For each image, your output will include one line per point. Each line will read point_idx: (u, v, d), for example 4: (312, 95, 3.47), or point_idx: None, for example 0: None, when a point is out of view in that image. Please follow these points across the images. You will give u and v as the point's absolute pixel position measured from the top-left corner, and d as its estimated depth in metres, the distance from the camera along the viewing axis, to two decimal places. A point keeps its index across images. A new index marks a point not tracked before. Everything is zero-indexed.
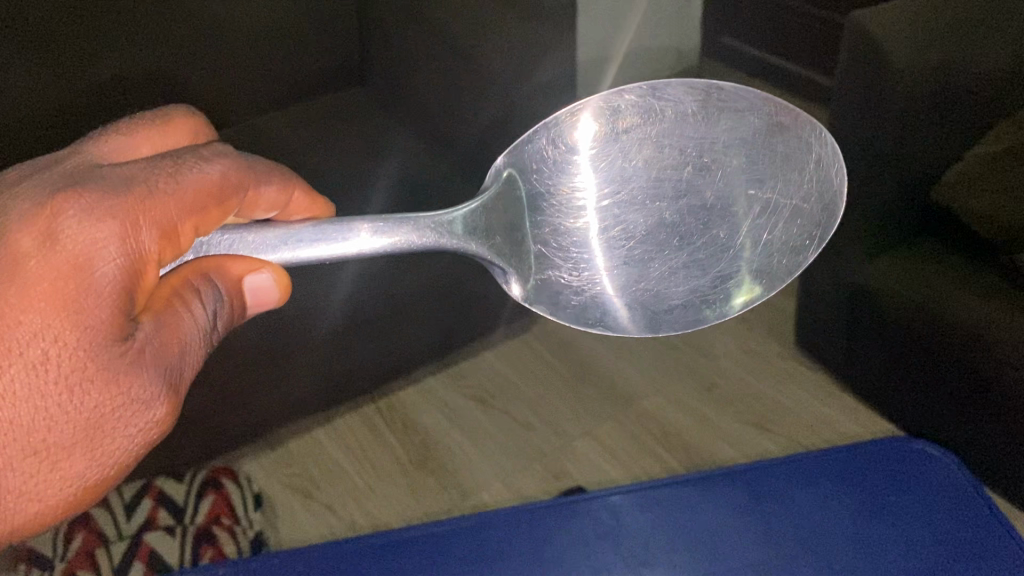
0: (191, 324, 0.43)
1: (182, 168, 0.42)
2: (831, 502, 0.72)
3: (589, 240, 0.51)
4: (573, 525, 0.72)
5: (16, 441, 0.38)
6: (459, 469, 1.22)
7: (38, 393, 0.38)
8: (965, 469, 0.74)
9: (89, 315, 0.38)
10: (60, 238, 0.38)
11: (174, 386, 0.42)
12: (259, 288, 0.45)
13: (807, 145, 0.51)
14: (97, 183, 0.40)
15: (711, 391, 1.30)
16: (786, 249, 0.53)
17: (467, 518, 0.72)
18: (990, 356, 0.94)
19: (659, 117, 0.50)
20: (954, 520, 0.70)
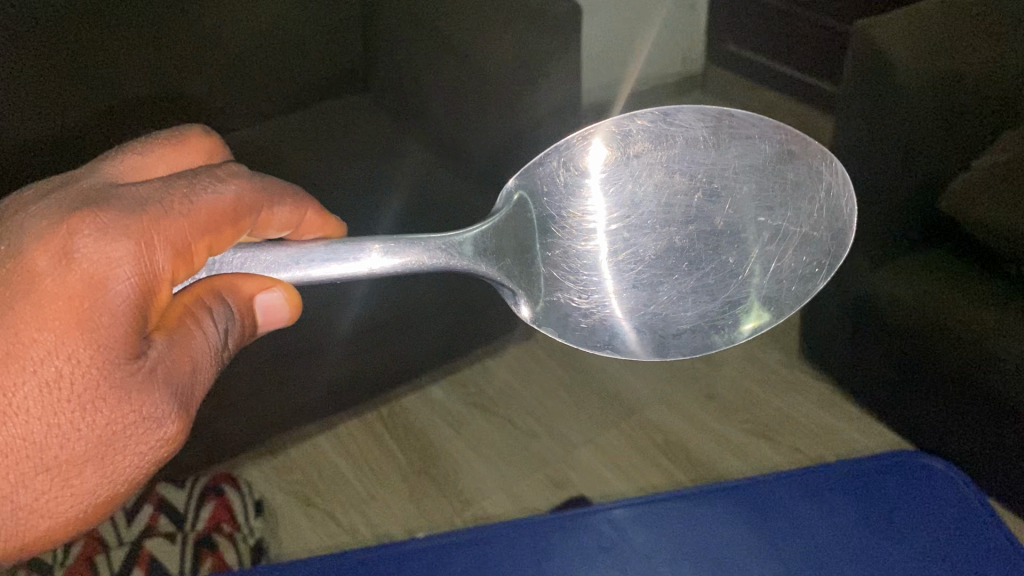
0: (202, 342, 0.43)
1: (195, 189, 0.43)
2: (836, 516, 0.72)
3: (598, 262, 0.52)
4: (575, 539, 0.72)
5: (29, 458, 0.39)
6: (462, 477, 1.22)
7: (52, 412, 0.38)
8: (977, 490, 0.73)
9: (102, 334, 0.38)
10: (76, 257, 0.38)
11: (186, 404, 0.42)
12: (269, 307, 0.45)
13: (817, 173, 0.52)
14: (114, 203, 0.40)
15: (714, 401, 1.30)
16: (795, 277, 0.54)
17: (469, 532, 0.72)
18: (997, 369, 0.94)
19: (670, 143, 0.51)
20: (964, 540, 0.70)
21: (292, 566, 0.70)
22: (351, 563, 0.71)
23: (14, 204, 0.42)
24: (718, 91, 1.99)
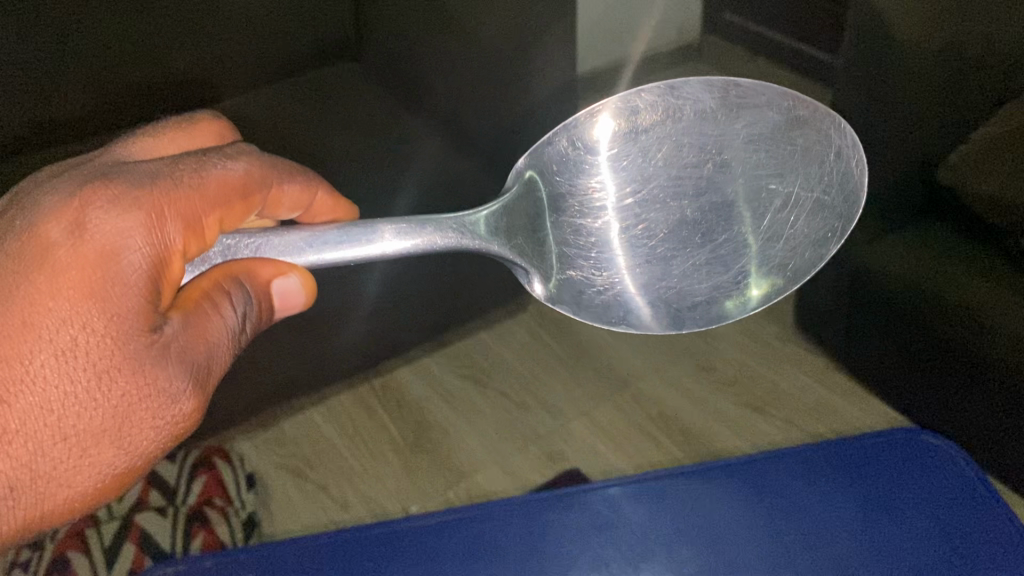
0: (219, 327, 0.44)
1: (204, 166, 0.45)
2: (836, 494, 0.69)
3: (612, 237, 0.53)
4: (571, 518, 0.70)
5: (46, 427, 0.39)
6: (456, 450, 1.21)
7: (69, 379, 0.39)
8: (978, 469, 0.70)
9: (115, 303, 0.40)
10: (89, 230, 0.40)
11: (201, 381, 0.43)
12: (287, 293, 0.46)
13: (827, 137, 0.53)
14: (125, 176, 0.42)
15: (709, 373, 1.29)
16: (806, 241, 0.55)
17: (462, 510, 0.70)
18: (992, 344, 0.94)
19: (678, 116, 0.52)
20: (967, 520, 0.67)
21: (289, 544, 0.68)
22: (348, 541, 0.69)
23: (30, 185, 0.43)
24: (716, 61, 1.97)
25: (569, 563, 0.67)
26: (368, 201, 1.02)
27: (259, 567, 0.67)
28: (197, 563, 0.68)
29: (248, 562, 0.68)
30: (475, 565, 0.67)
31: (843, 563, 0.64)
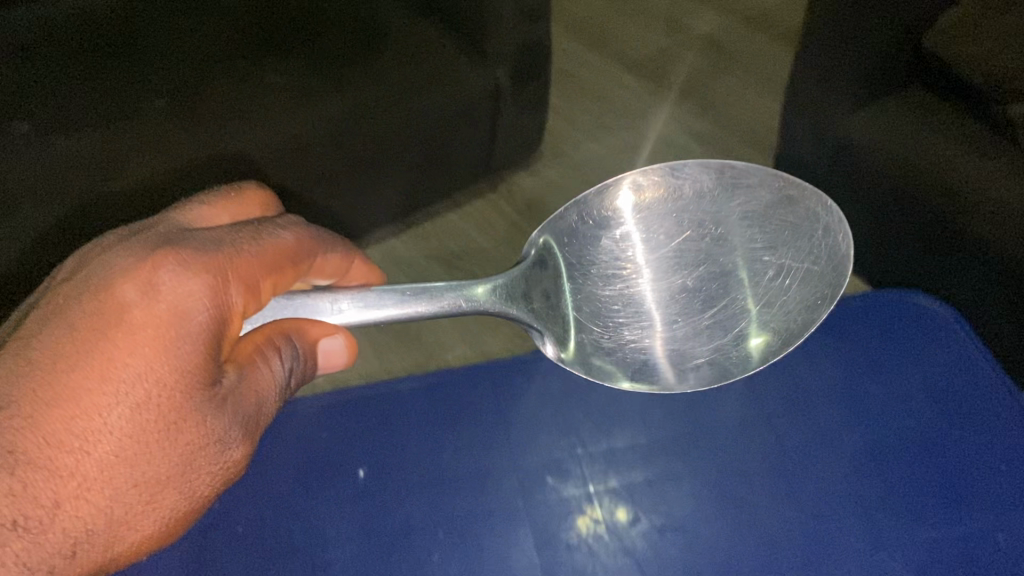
0: (268, 382, 0.40)
1: (256, 232, 0.41)
2: (822, 363, 0.59)
3: (621, 297, 0.53)
4: (545, 384, 0.59)
5: (119, 477, 0.35)
6: None
7: (144, 433, 0.35)
8: (966, 322, 0.59)
9: (185, 355, 0.35)
10: (161, 288, 0.35)
11: (253, 432, 0.39)
12: (330, 354, 0.43)
13: (814, 214, 0.53)
14: (187, 244, 0.38)
15: None
16: (801, 307, 0.54)
17: (428, 376, 0.59)
18: (981, 223, 0.82)
19: (678, 195, 0.54)
20: (950, 381, 0.57)
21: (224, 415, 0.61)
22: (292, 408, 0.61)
23: (94, 250, 0.38)
24: None
25: (537, 427, 0.57)
26: (322, 82, 0.95)
27: None
28: None
29: None
30: (438, 432, 0.57)
31: (827, 430, 0.56)
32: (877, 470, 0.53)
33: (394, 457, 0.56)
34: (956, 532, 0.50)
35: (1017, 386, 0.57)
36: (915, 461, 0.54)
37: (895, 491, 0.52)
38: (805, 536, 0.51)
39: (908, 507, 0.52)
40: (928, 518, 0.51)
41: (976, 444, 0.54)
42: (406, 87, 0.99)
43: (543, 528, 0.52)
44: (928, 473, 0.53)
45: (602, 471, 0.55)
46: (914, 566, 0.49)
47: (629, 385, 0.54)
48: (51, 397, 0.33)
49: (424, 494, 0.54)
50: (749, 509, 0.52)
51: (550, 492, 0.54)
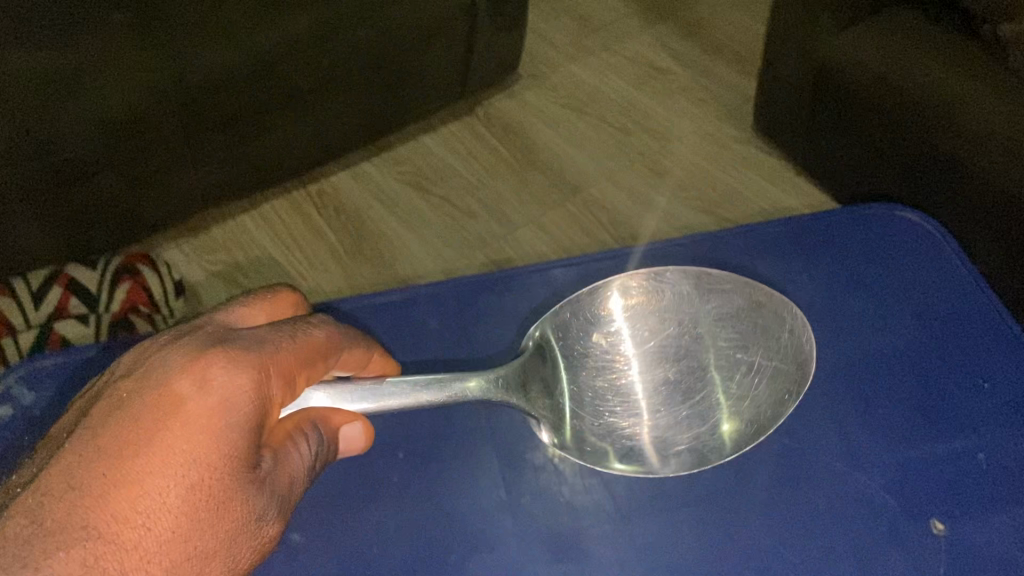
0: (297, 470, 0.36)
1: (294, 328, 0.37)
2: (803, 277, 0.55)
3: (603, 398, 0.47)
4: (509, 303, 0.54)
5: (169, 558, 0.30)
6: (390, 253, 1.04)
7: (200, 514, 0.31)
8: (951, 237, 0.56)
9: (235, 436, 0.32)
10: (210, 379, 0.32)
11: (286, 515, 0.35)
12: (351, 440, 0.40)
13: (780, 318, 0.47)
14: (232, 341, 0.34)
15: (662, 178, 1.10)
16: (770, 403, 0.47)
17: (388, 294, 0.54)
18: (959, 139, 0.77)
19: (659, 299, 0.48)
20: (936, 295, 0.53)
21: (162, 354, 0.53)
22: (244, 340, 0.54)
23: (136, 353, 0.35)
24: None
25: (503, 344, 0.52)
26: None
27: None
28: (75, 354, 0.53)
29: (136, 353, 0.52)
30: (399, 349, 0.52)
31: None
32: (857, 384, 0.50)
33: None
34: (936, 450, 0.47)
35: (990, 287, 0.54)
36: (898, 377, 0.50)
37: (877, 409, 0.49)
38: (784, 453, 0.47)
39: (889, 425, 0.48)
40: (911, 436, 0.48)
41: (961, 358, 0.51)
42: (377, 12, 0.95)
43: (507, 447, 0.48)
44: (912, 390, 0.50)
45: None
46: (891, 484, 0.46)
47: (620, 470, 0.46)
48: (112, 484, 0.29)
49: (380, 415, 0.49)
50: None
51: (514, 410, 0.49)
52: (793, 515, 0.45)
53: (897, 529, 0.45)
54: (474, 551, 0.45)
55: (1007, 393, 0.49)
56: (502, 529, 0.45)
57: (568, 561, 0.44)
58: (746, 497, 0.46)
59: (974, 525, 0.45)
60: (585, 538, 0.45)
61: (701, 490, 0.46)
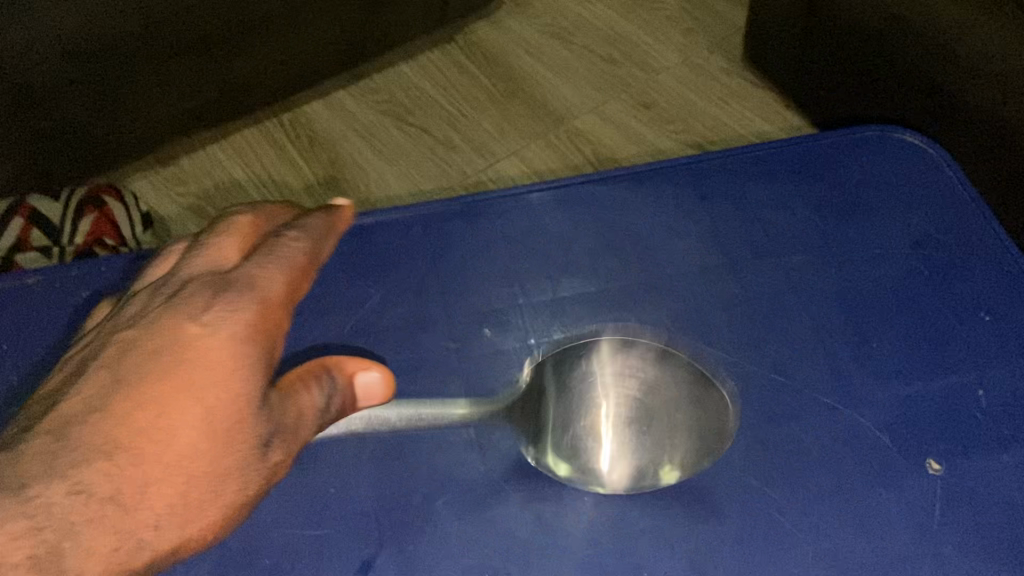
0: (306, 418, 0.32)
1: (270, 246, 0.33)
2: (797, 207, 0.51)
3: (576, 426, 0.44)
4: (481, 229, 0.50)
5: (176, 489, 0.28)
6: (365, 186, 0.92)
7: (212, 455, 0.29)
8: (954, 163, 0.53)
9: (245, 374, 0.29)
10: (213, 317, 0.30)
11: (292, 454, 0.32)
12: (370, 390, 0.34)
13: (732, 262, 0.49)
14: (234, 281, 0.31)
15: (649, 110, 0.99)
16: (746, 348, 0.46)
17: (353, 219, 0.50)
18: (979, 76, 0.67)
19: (618, 265, 0.49)
20: (937, 224, 0.50)
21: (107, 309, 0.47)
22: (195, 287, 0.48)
23: (137, 303, 0.32)
24: None
25: (474, 272, 0.48)
26: None
27: (92, 283, 0.47)
28: (15, 279, 0.48)
29: (78, 278, 0.48)
30: (362, 277, 0.48)
31: (799, 275, 0.48)
32: (851, 321, 0.47)
33: (311, 302, 0.47)
34: (933, 385, 0.45)
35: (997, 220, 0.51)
36: (894, 309, 0.47)
37: (872, 344, 0.46)
38: (773, 389, 0.44)
39: (884, 359, 0.45)
40: (909, 371, 0.45)
41: (961, 289, 0.48)
42: None
43: (477, 382, 0.45)
44: (909, 324, 0.47)
45: (547, 321, 0.47)
46: (886, 421, 0.44)
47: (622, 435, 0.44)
48: (120, 435, 0.27)
49: (341, 347, 0.45)
50: (711, 361, 0.45)
51: (485, 343, 0.46)
52: (780, 452, 0.43)
53: (891, 468, 0.42)
54: (439, 494, 0.41)
55: (1008, 327, 0.46)
56: (471, 468, 0.42)
57: (542, 500, 0.41)
58: (731, 435, 0.43)
59: (971, 465, 0.42)
60: (559, 476, 0.42)
61: (683, 426, 0.43)
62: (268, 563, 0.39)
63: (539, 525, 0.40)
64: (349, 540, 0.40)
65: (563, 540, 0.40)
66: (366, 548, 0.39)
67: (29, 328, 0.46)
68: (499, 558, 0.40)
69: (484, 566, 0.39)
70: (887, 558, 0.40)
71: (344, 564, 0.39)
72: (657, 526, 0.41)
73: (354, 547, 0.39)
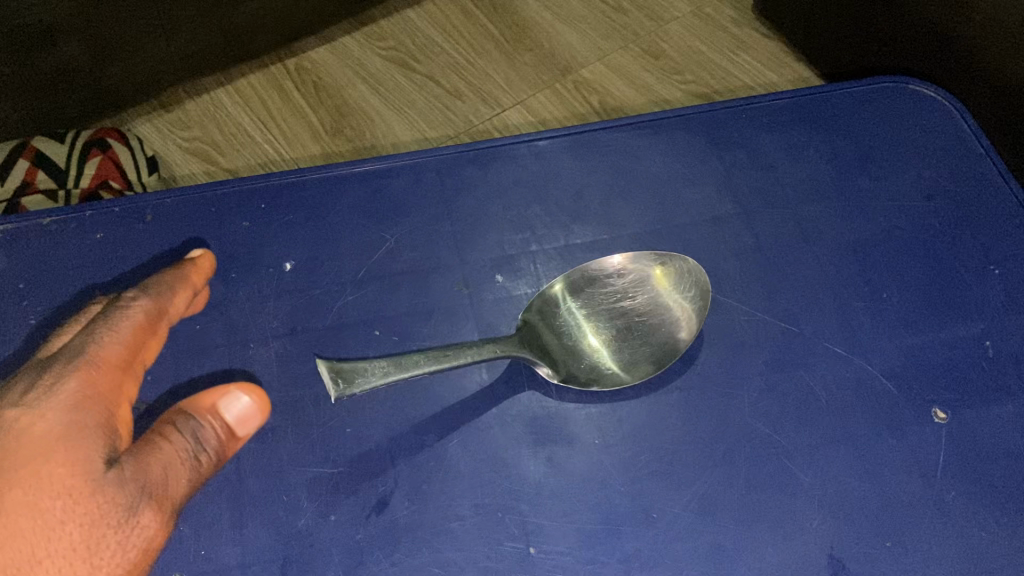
0: (171, 456, 0.36)
1: (107, 320, 0.40)
2: (810, 158, 0.51)
3: (578, 337, 0.44)
4: (493, 174, 0.50)
5: (25, 544, 0.32)
6: (370, 130, 0.89)
7: (75, 509, 0.33)
8: (967, 112, 0.52)
9: (83, 446, 0.34)
10: (39, 400, 0.35)
11: (160, 493, 0.35)
12: (242, 417, 0.39)
13: (718, 193, 0.49)
14: (58, 360, 0.37)
15: (658, 58, 0.95)
16: (743, 276, 0.47)
17: (364, 163, 0.50)
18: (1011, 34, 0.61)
19: (615, 207, 0.49)
20: (948, 175, 0.50)
21: (126, 251, 0.46)
22: (206, 235, 0.47)
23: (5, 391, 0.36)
24: None
25: (486, 218, 0.48)
26: None
27: (109, 224, 0.47)
28: (30, 219, 0.47)
29: (94, 218, 0.47)
30: (377, 221, 0.48)
31: (811, 225, 0.48)
32: (864, 274, 0.47)
33: (325, 246, 0.47)
34: (941, 336, 0.45)
35: (1010, 175, 0.51)
36: (904, 261, 0.47)
37: (882, 295, 0.46)
38: (783, 337, 0.45)
39: (893, 310, 0.46)
40: (918, 321, 0.46)
41: (971, 240, 0.48)
42: None
43: (491, 328, 0.45)
44: (918, 274, 0.47)
45: (559, 268, 0.47)
46: (893, 368, 0.44)
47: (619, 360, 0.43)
48: None
49: (356, 291, 0.46)
50: (722, 309, 0.45)
51: (497, 289, 0.46)
52: (788, 399, 0.43)
53: (897, 416, 0.43)
54: (453, 435, 0.42)
55: (1016, 280, 0.47)
56: (483, 410, 0.42)
57: (553, 443, 0.42)
58: (741, 383, 0.44)
59: (977, 414, 0.43)
60: (570, 419, 0.42)
61: (693, 372, 0.44)
62: (285, 500, 0.40)
63: (549, 467, 0.41)
64: (365, 479, 0.40)
65: (572, 481, 0.41)
66: (382, 488, 0.40)
67: (49, 269, 0.46)
68: (510, 497, 0.40)
69: (495, 505, 0.40)
70: (890, 503, 0.41)
71: (359, 502, 0.40)
72: (666, 469, 0.41)
73: (371, 485, 0.40)
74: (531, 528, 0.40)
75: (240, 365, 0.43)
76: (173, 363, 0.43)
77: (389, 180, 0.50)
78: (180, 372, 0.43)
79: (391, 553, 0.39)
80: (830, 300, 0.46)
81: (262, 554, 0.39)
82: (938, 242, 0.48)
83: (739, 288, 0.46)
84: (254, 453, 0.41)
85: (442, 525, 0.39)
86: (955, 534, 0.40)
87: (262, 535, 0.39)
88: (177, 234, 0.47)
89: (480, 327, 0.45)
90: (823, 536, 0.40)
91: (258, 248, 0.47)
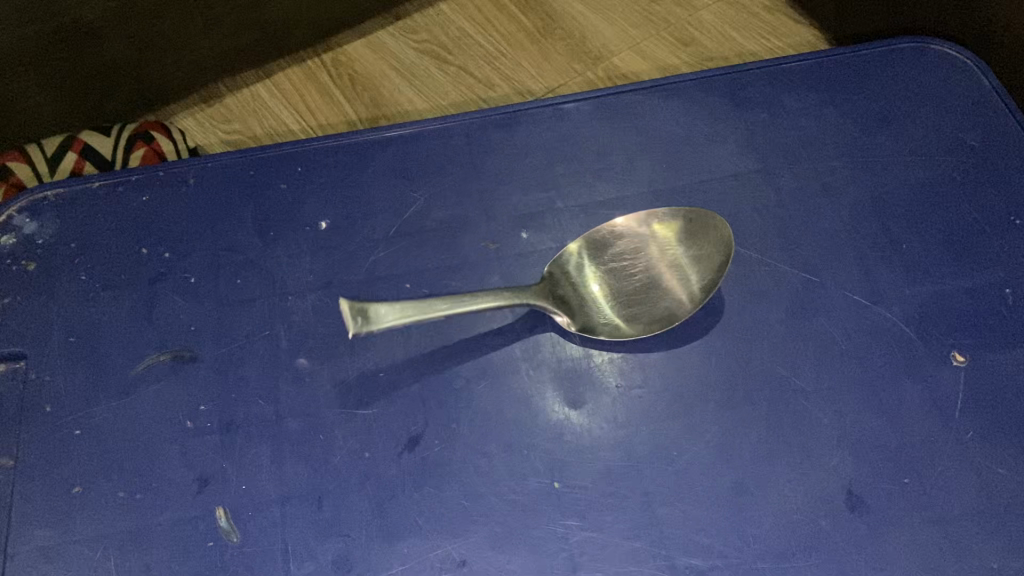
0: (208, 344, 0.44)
1: (156, 232, 0.48)
2: (831, 117, 0.52)
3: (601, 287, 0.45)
4: (520, 136, 0.52)
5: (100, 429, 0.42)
6: (405, 115, 0.91)
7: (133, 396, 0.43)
8: (989, 71, 0.53)
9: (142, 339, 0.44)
10: (101, 310, 0.46)
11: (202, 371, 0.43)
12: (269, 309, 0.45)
13: (740, 154, 0.51)
14: (120, 273, 0.47)
15: (687, 39, 0.96)
16: (765, 230, 0.48)
17: (395, 129, 0.52)
18: None
19: (638, 168, 0.50)
20: (971, 132, 0.51)
21: (171, 211, 0.49)
22: (246, 196, 0.49)
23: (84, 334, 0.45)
24: None
25: (513, 178, 0.50)
26: None
27: (153, 187, 0.49)
28: (79, 183, 0.50)
29: (139, 183, 0.50)
30: (407, 182, 0.50)
31: (831, 179, 0.49)
32: (884, 226, 0.48)
33: (358, 205, 0.49)
34: (959, 285, 0.46)
35: None
36: (923, 214, 0.48)
37: (901, 246, 0.47)
38: (804, 287, 0.46)
39: (913, 259, 0.47)
40: (936, 271, 0.46)
41: (992, 192, 0.49)
42: None
43: (517, 280, 0.47)
44: (939, 226, 0.48)
45: (584, 224, 0.48)
46: (913, 314, 0.45)
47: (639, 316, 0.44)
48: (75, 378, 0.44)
49: (388, 247, 0.48)
50: (743, 260, 0.47)
51: (524, 244, 0.48)
52: (808, 344, 0.44)
53: (916, 360, 0.44)
54: (481, 378, 0.43)
55: None
56: (510, 356, 0.44)
57: (578, 387, 0.43)
58: (763, 330, 0.45)
59: (994, 357, 0.44)
60: (593, 364, 0.44)
61: (715, 320, 0.45)
62: (322, 439, 0.42)
63: (573, 408, 0.43)
64: (398, 419, 0.42)
65: (596, 422, 0.42)
66: (414, 426, 0.42)
67: (96, 229, 0.48)
68: (536, 436, 0.42)
69: (522, 442, 0.42)
70: (907, 441, 0.42)
71: (392, 440, 0.42)
72: (686, 407, 0.43)
73: (403, 425, 0.42)
74: (556, 464, 0.41)
75: (279, 316, 0.45)
76: (216, 315, 0.45)
77: (418, 144, 0.51)
78: (223, 323, 0.45)
79: (422, 486, 0.41)
80: (850, 251, 0.47)
81: (300, 488, 0.41)
82: (960, 195, 0.49)
83: (759, 241, 0.47)
84: (293, 397, 0.43)
85: (470, 461, 0.41)
86: (973, 472, 0.41)
87: (300, 471, 0.41)
88: (219, 195, 0.49)
89: (508, 279, 0.47)
90: (843, 473, 0.41)
91: (296, 208, 0.49)
